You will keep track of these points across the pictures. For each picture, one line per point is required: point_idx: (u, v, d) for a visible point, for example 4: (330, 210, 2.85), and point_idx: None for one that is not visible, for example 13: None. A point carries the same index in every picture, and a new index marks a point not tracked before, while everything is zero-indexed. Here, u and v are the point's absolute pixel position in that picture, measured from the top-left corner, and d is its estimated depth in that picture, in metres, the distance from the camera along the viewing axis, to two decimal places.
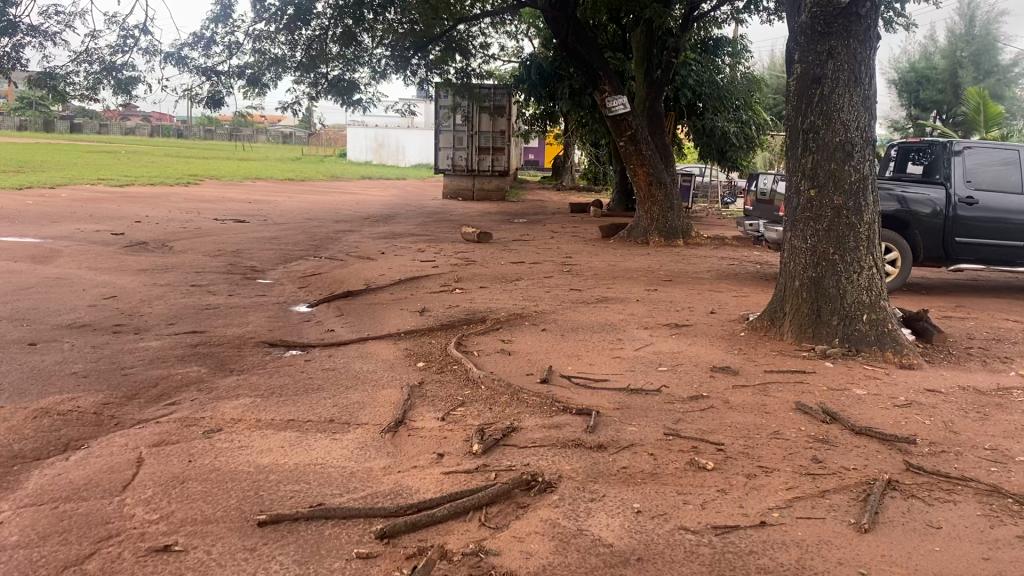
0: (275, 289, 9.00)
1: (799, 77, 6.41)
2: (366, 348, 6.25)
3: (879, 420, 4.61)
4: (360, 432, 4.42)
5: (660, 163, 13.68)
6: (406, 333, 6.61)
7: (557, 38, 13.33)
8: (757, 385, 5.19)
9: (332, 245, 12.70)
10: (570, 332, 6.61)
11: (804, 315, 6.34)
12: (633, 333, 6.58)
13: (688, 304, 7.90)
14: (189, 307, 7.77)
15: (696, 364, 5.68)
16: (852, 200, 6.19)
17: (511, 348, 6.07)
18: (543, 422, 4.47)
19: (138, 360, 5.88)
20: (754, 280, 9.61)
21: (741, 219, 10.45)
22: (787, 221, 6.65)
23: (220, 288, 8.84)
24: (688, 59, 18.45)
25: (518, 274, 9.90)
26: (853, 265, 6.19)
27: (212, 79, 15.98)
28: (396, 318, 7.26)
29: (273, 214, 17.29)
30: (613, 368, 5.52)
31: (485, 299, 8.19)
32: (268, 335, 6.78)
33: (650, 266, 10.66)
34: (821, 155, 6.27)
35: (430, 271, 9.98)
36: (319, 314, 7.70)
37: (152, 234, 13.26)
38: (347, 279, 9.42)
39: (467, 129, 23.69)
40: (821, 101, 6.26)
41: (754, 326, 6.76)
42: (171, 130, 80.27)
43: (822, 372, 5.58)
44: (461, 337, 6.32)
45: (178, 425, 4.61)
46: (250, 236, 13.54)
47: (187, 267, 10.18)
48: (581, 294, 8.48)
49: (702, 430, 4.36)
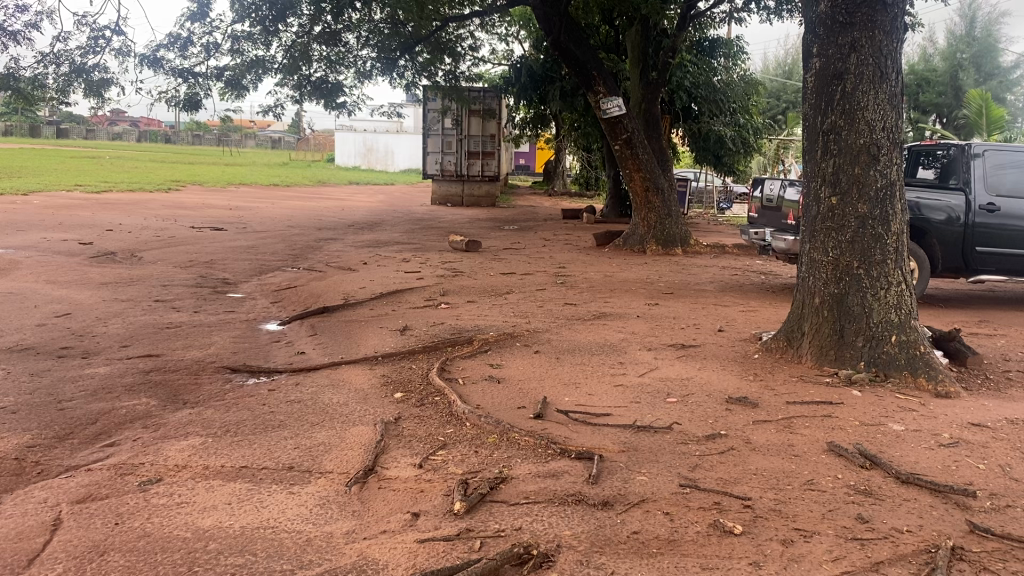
0: (245, 304, 8.34)
1: (818, 73, 5.81)
2: (338, 374, 5.60)
3: (926, 464, 3.98)
4: (322, 485, 3.76)
5: (657, 167, 13.10)
6: (385, 356, 5.96)
7: (549, 36, 12.62)
8: (780, 420, 4.56)
9: (313, 254, 12.04)
10: (566, 354, 5.97)
11: (825, 337, 5.73)
12: (636, 356, 5.95)
13: (693, 321, 7.27)
14: (147, 326, 7.09)
15: (708, 393, 5.04)
16: (877, 209, 5.58)
17: (501, 375, 5.43)
18: (536, 470, 3.83)
19: (79, 391, 5.20)
20: (760, 294, 8.99)
21: (744, 227, 9.83)
22: (805, 231, 6.04)
23: (186, 304, 8.16)
24: (685, 61, 17.88)
25: (509, 286, 9.27)
26: (879, 281, 5.57)
27: (189, 81, 15.30)
28: (374, 338, 6.61)
29: (253, 222, 16.60)
30: (616, 399, 4.89)
31: (472, 315, 7.55)
32: (231, 359, 6.11)
33: (648, 277, 10.04)
34: (844, 159, 5.66)
35: (415, 283, 9.36)
36: (289, 333, 7.03)
37: (122, 243, 12.57)
38: (324, 293, 8.76)
39: (456, 133, 23.08)
40: (843, 99, 5.65)
41: (769, 347, 6.15)
42: (160, 135, 79.67)
43: (850, 404, 4.95)
44: (445, 362, 5.67)
45: (111, 474, 3.95)
46: (227, 245, 12.84)
47: (153, 279, 9.49)
48: (577, 309, 7.85)
49: (723, 480, 3.72)
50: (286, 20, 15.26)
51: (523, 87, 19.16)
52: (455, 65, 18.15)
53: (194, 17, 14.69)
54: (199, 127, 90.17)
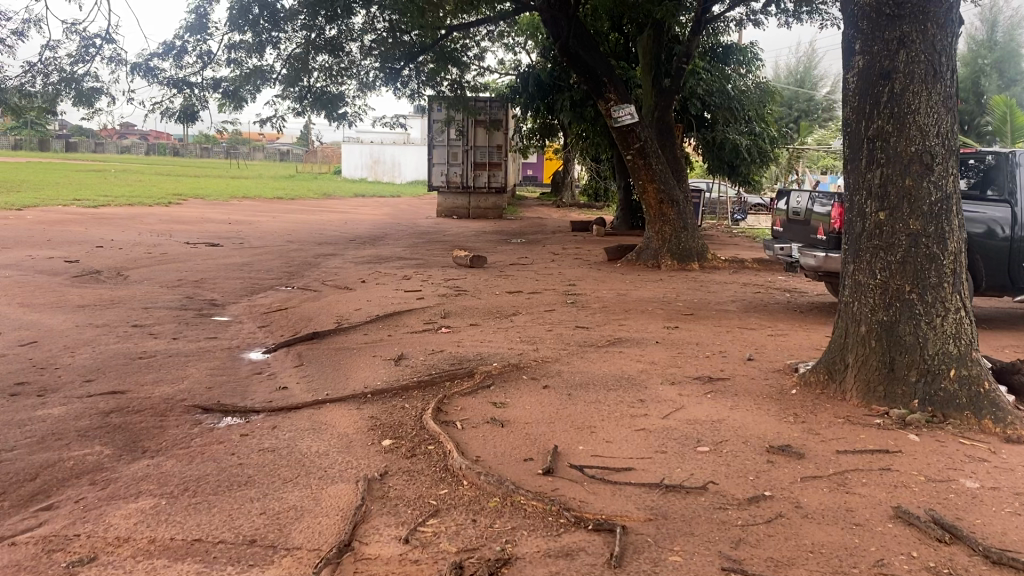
0: (230, 329, 7.70)
1: (861, 72, 5.15)
2: (321, 416, 4.94)
3: (1016, 537, 3.29)
4: (287, 569, 3.10)
5: (672, 177, 12.48)
6: (374, 393, 5.29)
7: (557, 41, 11.97)
8: (832, 476, 3.89)
9: (310, 271, 11.44)
10: (578, 390, 5.30)
11: (873, 371, 5.05)
12: (658, 391, 5.28)
13: (719, 348, 6.59)
14: (117, 355, 6.45)
15: (745, 441, 4.37)
16: (931, 225, 4.92)
17: (504, 417, 4.75)
18: (546, 547, 3.17)
19: (24, 438, 4.57)
20: (787, 315, 8.33)
21: (768, 242, 9.20)
22: (847, 250, 5.37)
23: (167, 329, 7.54)
24: (698, 68, 17.29)
25: (516, 307, 8.63)
26: (935, 307, 4.90)
27: (184, 91, 14.77)
28: (366, 370, 5.95)
29: (251, 237, 15.99)
30: (638, 449, 4.22)
31: (475, 341, 6.89)
32: (205, 396, 5.47)
33: (664, 296, 9.37)
34: (893, 168, 4.99)
35: (414, 304, 8.72)
36: (273, 363, 6.38)
37: (109, 261, 12.00)
38: (316, 315, 8.13)
39: (462, 144, 22.53)
40: (890, 101, 4.98)
41: (807, 380, 5.47)
42: (167, 147, 79.59)
43: (911, 452, 4.26)
44: (441, 400, 5.01)
45: (36, 552, 3.29)
46: (220, 262, 12.25)
47: (135, 301, 8.88)
48: (589, 334, 7.19)
49: (775, 562, 3.05)
50: (286, 29, 14.71)
51: (530, 96, 18.54)
52: (461, 74, 17.56)
53: (190, 26, 14.16)
54: (205, 140, 90.14)
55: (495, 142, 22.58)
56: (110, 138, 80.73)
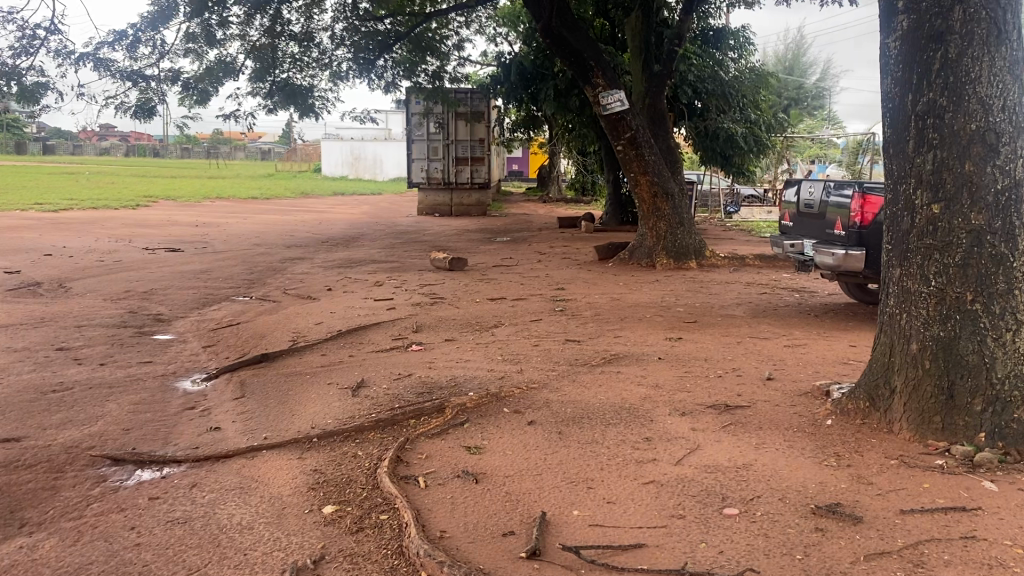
0: (170, 350, 6.74)
1: (906, 36, 4.23)
2: (252, 470, 4.01)
3: None
4: None
5: (665, 168, 11.59)
6: (320, 436, 4.34)
7: (539, 22, 10.99)
8: (903, 551, 2.98)
9: (272, 279, 10.47)
10: (571, 427, 4.36)
11: (926, 400, 4.14)
12: (667, 426, 4.38)
13: (732, 365, 5.68)
14: (26, 389, 5.47)
15: (783, 497, 3.46)
16: (996, 220, 4.02)
17: (479, 467, 3.83)
18: None
19: None
20: (802, 319, 7.43)
21: (775, 238, 8.27)
22: (891, 251, 4.46)
23: (95, 352, 6.56)
24: (688, 53, 16.60)
25: (497, 316, 7.72)
26: (1005, 318, 4.00)
27: (140, 85, 13.76)
28: (316, 403, 5.01)
29: (216, 240, 14.99)
30: (648, 516, 3.30)
31: (449, 361, 5.95)
32: (117, 444, 4.50)
33: (662, 300, 8.46)
34: (948, 151, 4.08)
35: (383, 315, 7.77)
36: (210, 395, 5.42)
37: (55, 270, 10.98)
38: (271, 331, 7.18)
39: (442, 137, 21.57)
40: (944, 69, 4.07)
41: (844, 409, 4.57)
42: (147, 147, 78.14)
43: (997, 509, 3.34)
44: (402, 446, 4.08)
45: None
46: (177, 269, 11.26)
47: (70, 318, 7.89)
48: (582, 349, 6.26)
49: None
50: (250, 16, 13.67)
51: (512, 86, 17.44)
52: (440, 65, 16.57)
53: (146, 16, 13.17)
54: (185, 140, 89.03)
55: (477, 135, 21.59)
56: (85, 139, 79.17)
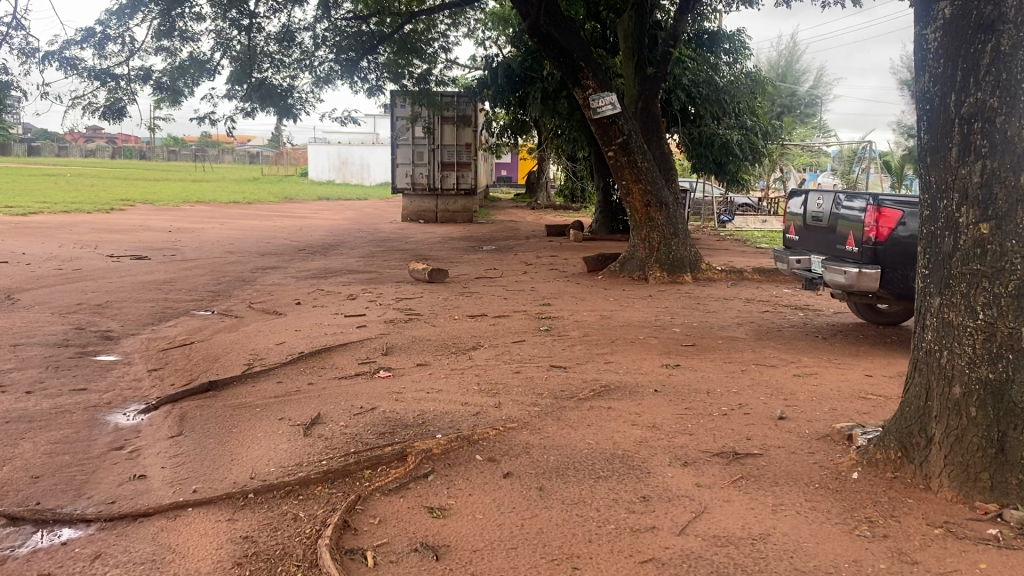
0: (111, 374, 6.06)
1: (949, 25, 3.59)
2: (171, 535, 3.34)
3: None
4: None
5: (658, 175, 10.99)
6: (256, 491, 3.68)
7: (526, 20, 10.29)
8: None
9: (239, 291, 9.78)
10: (554, 480, 3.72)
11: (972, 453, 3.49)
12: (668, 481, 3.72)
13: (738, 400, 5.03)
14: None
15: None
16: None
17: (439, 537, 3.17)
18: None
19: None
20: (809, 342, 6.81)
21: (778, 253, 7.66)
22: (928, 276, 3.81)
23: (26, 376, 5.88)
24: (682, 56, 15.98)
25: (476, 337, 7.06)
26: None
27: (108, 85, 13.05)
28: (261, 445, 4.33)
29: (186, 248, 14.28)
30: None
31: (420, 392, 5.26)
32: (20, 496, 3.81)
33: (656, 318, 7.82)
34: (1000, 161, 3.46)
35: (352, 334, 7.10)
36: (144, 432, 4.75)
37: (8, 279, 10.27)
38: (226, 353, 6.51)
39: (428, 142, 20.97)
40: (995, 65, 3.44)
41: (872, 459, 3.93)
42: (133, 150, 77.37)
43: None
44: (351, 508, 3.41)
45: None
46: (140, 279, 10.57)
47: (8, 335, 7.20)
48: (568, 378, 5.60)
49: None
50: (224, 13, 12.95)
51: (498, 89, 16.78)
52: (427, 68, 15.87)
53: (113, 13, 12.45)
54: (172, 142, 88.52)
55: (463, 140, 21.05)
56: (70, 141, 78.38)
